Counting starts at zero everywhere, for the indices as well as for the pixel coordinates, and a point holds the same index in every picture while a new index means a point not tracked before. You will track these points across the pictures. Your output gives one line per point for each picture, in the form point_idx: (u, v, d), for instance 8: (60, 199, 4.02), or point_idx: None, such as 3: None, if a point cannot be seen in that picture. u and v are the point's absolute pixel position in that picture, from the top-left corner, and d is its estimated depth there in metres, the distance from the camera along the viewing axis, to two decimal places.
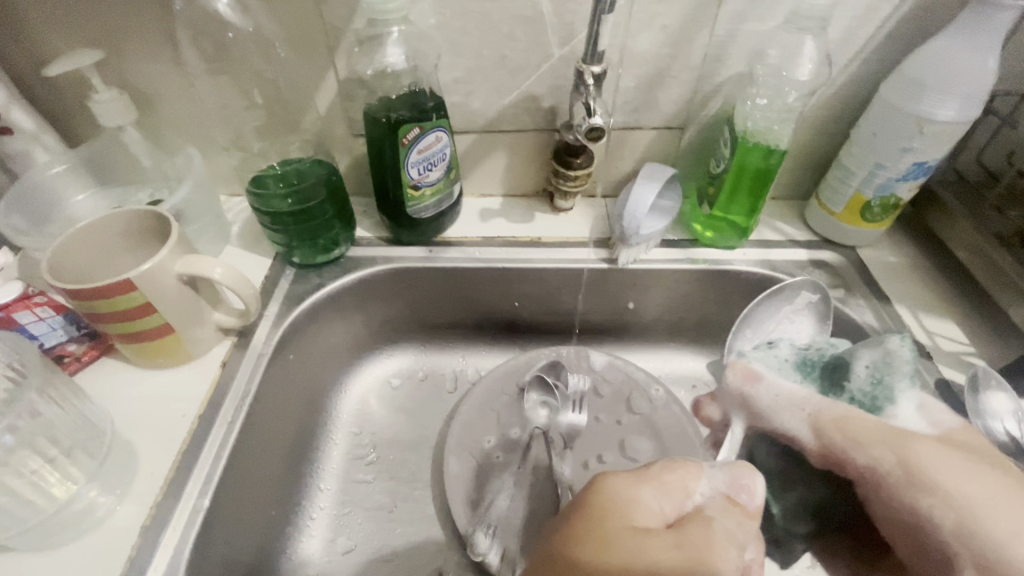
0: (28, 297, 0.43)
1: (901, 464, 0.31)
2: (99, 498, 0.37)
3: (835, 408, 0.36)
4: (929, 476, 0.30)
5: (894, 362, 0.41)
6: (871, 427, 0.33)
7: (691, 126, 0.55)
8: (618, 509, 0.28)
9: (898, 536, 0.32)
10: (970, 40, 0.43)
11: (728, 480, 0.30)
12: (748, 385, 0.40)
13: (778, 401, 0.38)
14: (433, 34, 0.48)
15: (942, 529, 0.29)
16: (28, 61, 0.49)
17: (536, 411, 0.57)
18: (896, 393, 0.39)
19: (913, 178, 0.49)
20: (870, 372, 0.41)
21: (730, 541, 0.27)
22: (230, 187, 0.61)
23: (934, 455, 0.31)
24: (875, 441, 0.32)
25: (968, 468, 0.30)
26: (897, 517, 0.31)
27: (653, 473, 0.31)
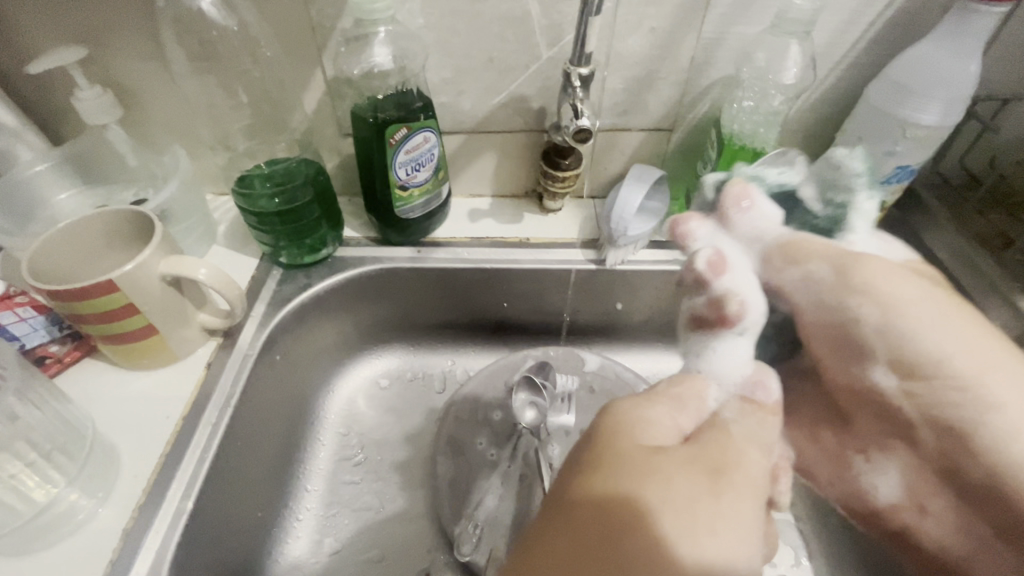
0: (9, 298, 0.42)
1: (838, 272, 0.34)
2: (81, 501, 0.36)
3: (789, 232, 0.36)
4: (864, 279, 0.33)
5: (852, 171, 0.39)
6: (823, 249, 0.35)
7: (678, 128, 0.56)
8: (636, 425, 0.28)
9: (827, 346, 0.37)
10: (953, 46, 0.43)
11: (740, 382, 0.32)
12: (736, 207, 0.37)
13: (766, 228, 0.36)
14: (422, 34, 0.48)
15: (872, 327, 0.33)
16: (9, 56, 0.48)
17: (524, 411, 0.55)
18: (853, 212, 0.38)
19: (897, 182, 0.50)
20: (821, 192, 0.39)
21: (749, 438, 0.29)
22: (217, 185, 0.60)
23: (881, 271, 0.33)
24: (816, 256, 0.35)
25: (928, 292, 0.33)
26: (827, 327, 0.36)
27: (663, 392, 0.31)
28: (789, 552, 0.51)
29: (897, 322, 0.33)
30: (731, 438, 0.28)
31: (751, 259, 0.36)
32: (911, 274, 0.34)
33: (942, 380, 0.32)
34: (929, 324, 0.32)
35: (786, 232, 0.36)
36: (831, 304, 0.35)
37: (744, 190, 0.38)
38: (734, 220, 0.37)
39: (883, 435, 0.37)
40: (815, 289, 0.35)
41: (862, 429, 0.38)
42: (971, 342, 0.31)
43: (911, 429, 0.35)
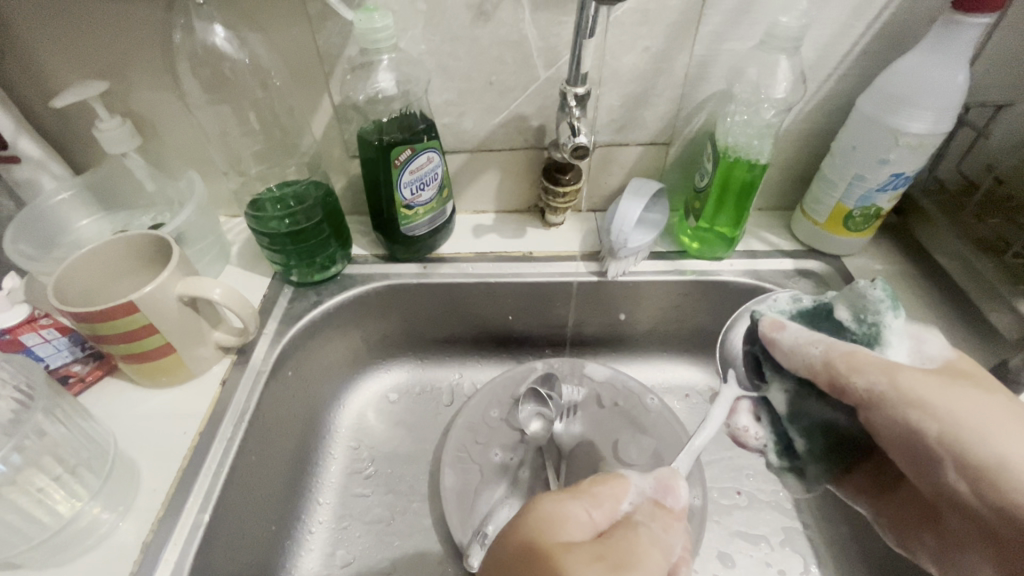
0: (34, 320, 0.44)
1: (893, 386, 0.34)
2: (103, 515, 0.38)
3: (846, 344, 0.37)
4: (915, 392, 0.33)
5: (878, 299, 0.41)
6: (869, 359, 0.35)
7: (675, 142, 0.57)
8: (550, 522, 0.31)
9: (897, 452, 0.35)
10: (939, 57, 0.44)
11: (653, 485, 0.34)
12: (772, 333, 0.41)
13: (800, 344, 0.39)
14: (424, 59, 0.50)
15: (932, 440, 0.32)
16: (34, 91, 0.50)
17: (530, 421, 0.57)
18: (886, 328, 0.40)
19: (892, 189, 0.50)
20: (853, 312, 0.41)
21: (654, 541, 0.30)
22: (230, 208, 0.63)
23: (921, 384, 0.33)
24: (869, 365, 0.35)
25: (978, 401, 0.32)
26: (893, 431, 0.34)
27: (585, 488, 0.34)
28: (799, 560, 0.51)
29: (955, 432, 0.31)
30: (639, 535, 0.30)
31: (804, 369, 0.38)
32: (960, 385, 0.33)
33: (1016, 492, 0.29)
34: (989, 425, 0.31)
35: (845, 345, 0.37)
36: (896, 416, 0.33)
37: (776, 321, 0.42)
38: (778, 339, 0.40)
39: (976, 543, 0.33)
40: (878, 402, 0.34)
41: (954, 534, 0.35)
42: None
43: (996, 536, 0.31)
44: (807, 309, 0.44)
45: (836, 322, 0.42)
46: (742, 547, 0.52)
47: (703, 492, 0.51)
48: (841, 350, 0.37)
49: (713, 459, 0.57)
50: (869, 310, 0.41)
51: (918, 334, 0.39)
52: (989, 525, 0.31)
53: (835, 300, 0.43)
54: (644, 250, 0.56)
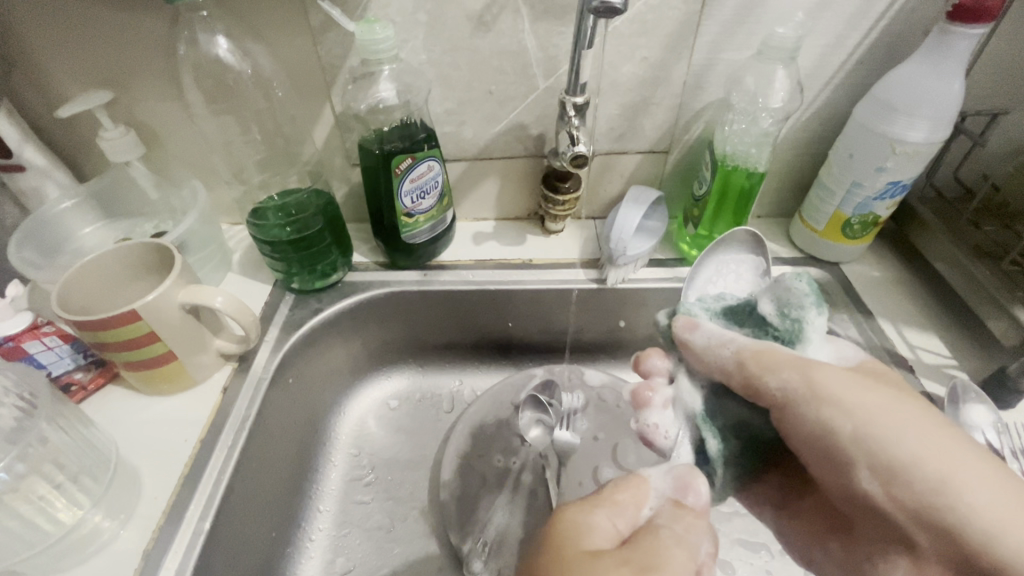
0: (37, 328, 0.44)
1: (807, 384, 0.32)
2: (105, 522, 0.38)
3: (755, 343, 0.36)
4: (830, 388, 0.32)
5: (801, 293, 0.37)
6: (787, 357, 0.34)
7: (674, 149, 0.57)
8: (571, 534, 0.31)
9: (806, 454, 0.33)
10: (934, 66, 0.44)
11: (672, 485, 0.34)
12: (687, 334, 0.40)
13: (711, 340, 0.38)
14: (424, 69, 0.51)
15: (848, 436, 0.31)
16: (40, 102, 0.51)
17: (530, 428, 0.58)
18: (808, 327, 0.37)
19: (890, 197, 0.51)
20: (777, 307, 0.38)
21: (677, 543, 0.30)
22: (232, 215, 0.63)
23: (841, 380, 0.32)
24: (782, 365, 0.33)
25: (884, 398, 0.31)
26: (804, 435, 0.33)
27: (607, 496, 0.34)
28: (799, 567, 0.51)
29: (872, 430, 0.30)
30: (661, 538, 0.30)
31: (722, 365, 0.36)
32: (868, 382, 0.32)
33: (956, 497, 0.28)
34: (893, 421, 0.30)
35: (753, 341, 0.36)
36: (806, 415, 0.32)
37: (692, 319, 0.41)
38: (691, 340, 0.39)
39: (882, 547, 0.32)
40: (793, 405, 0.33)
41: (867, 546, 0.34)
42: (985, 455, 0.29)
43: (907, 536, 0.30)
44: (731, 306, 0.43)
45: (763, 315, 0.39)
46: (742, 555, 0.52)
47: None
48: (747, 347, 0.36)
49: None
50: (791, 304, 0.38)
51: (834, 333, 0.39)
52: (903, 528, 0.30)
53: (761, 295, 0.40)
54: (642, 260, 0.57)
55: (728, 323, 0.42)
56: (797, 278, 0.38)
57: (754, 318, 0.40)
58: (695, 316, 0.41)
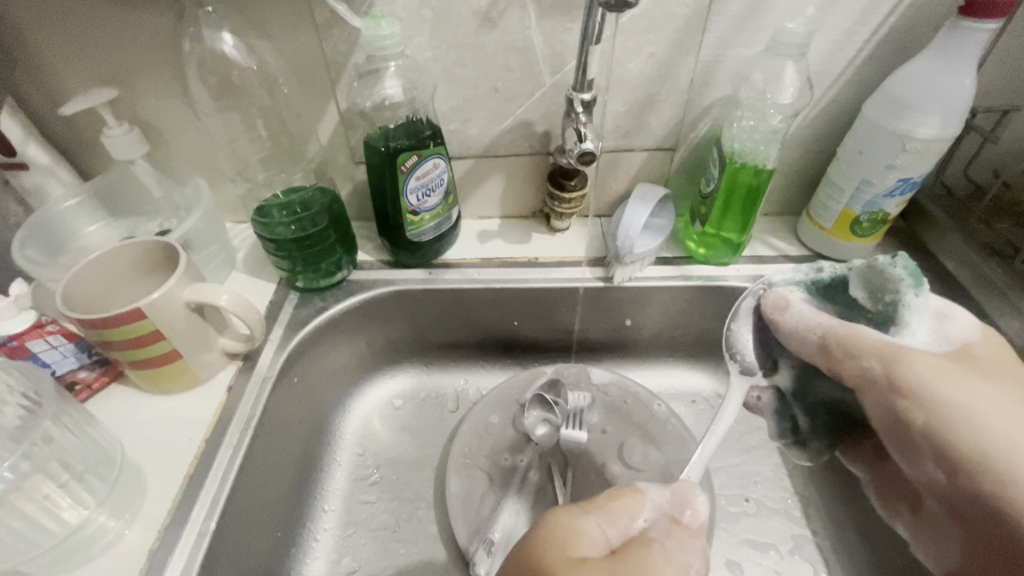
0: (41, 326, 0.44)
1: (886, 368, 0.35)
2: (110, 523, 0.38)
3: (845, 325, 0.39)
4: (909, 379, 0.34)
5: (895, 276, 0.39)
6: (869, 341, 0.37)
7: (681, 147, 0.57)
8: (562, 538, 0.31)
9: (887, 432, 0.37)
10: (946, 62, 0.44)
11: (672, 498, 0.33)
12: (774, 312, 0.42)
13: (799, 323, 0.41)
14: (430, 65, 0.50)
15: (919, 426, 0.34)
16: (44, 99, 0.51)
17: (536, 428, 0.57)
18: (905, 308, 0.39)
19: (900, 194, 0.50)
20: (867, 290, 0.41)
21: (669, 562, 0.29)
22: (236, 214, 0.63)
23: (929, 371, 0.34)
24: (869, 351, 0.36)
25: (978, 386, 0.33)
26: (885, 416, 0.36)
27: (599, 503, 0.33)
28: (808, 568, 0.50)
29: (941, 420, 0.33)
30: (651, 553, 0.30)
31: (809, 345, 0.40)
32: (971, 374, 0.34)
33: (992, 474, 0.31)
34: (979, 405, 0.32)
35: (842, 324, 0.39)
36: (892, 400, 0.35)
37: (782, 298, 0.43)
38: (779, 320, 0.42)
39: (947, 524, 0.36)
40: (870, 386, 0.36)
41: (930, 516, 0.38)
42: (1016, 425, 0.31)
43: (960, 510, 0.34)
44: (823, 281, 0.43)
45: (851, 297, 0.42)
46: (750, 555, 0.51)
47: (710, 498, 0.51)
48: (840, 331, 0.39)
49: (720, 466, 0.57)
50: (879, 287, 0.40)
51: (942, 308, 0.38)
52: (956, 502, 0.34)
53: (851, 275, 0.42)
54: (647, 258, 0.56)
55: (835, 303, 0.42)
56: (890, 260, 0.40)
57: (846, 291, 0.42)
58: (786, 293, 0.43)
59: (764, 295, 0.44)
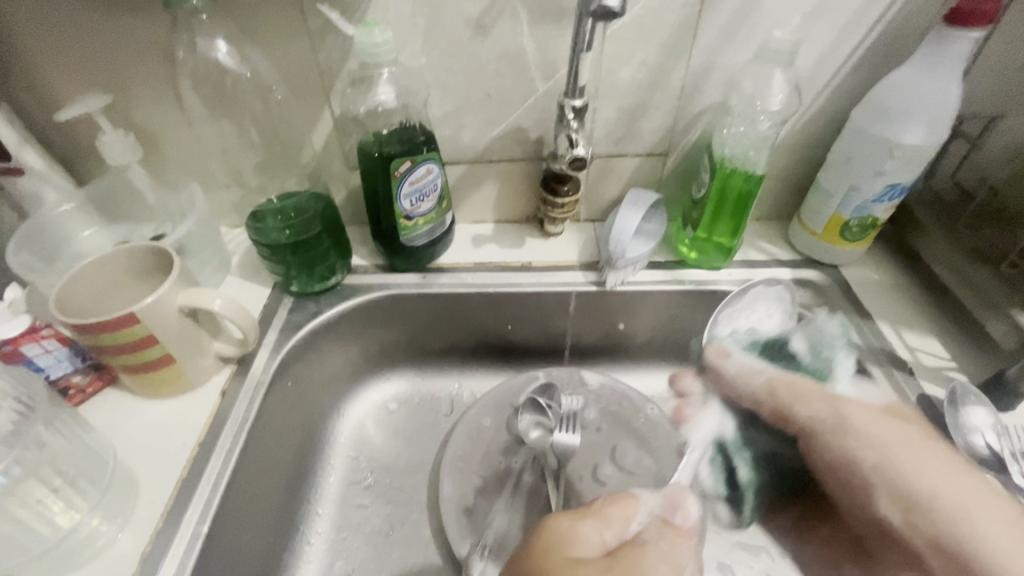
0: (36, 331, 0.44)
1: (834, 414, 0.42)
2: (102, 527, 0.38)
3: (785, 376, 0.46)
4: (855, 422, 0.41)
5: (834, 340, 0.51)
6: (812, 402, 0.43)
7: (673, 152, 0.57)
8: (562, 541, 0.31)
9: (837, 477, 0.42)
10: (933, 69, 0.45)
11: (661, 502, 0.35)
12: (719, 360, 0.50)
13: (741, 368, 0.48)
14: (423, 72, 0.51)
15: (867, 465, 0.39)
16: (38, 106, 0.51)
17: (530, 432, 0.57)
18: (836, 363, 0.50)
19: (888, 199, 0.51)
20: (808, 346, 0.51)
21: (663, 560, 0.30)
22: (231, 219, 0.63)
23: (865, 416, 0.41)
24: (815, 398, 0.43)
25: (903, 435, 0.40)
26: (836, 456, 0.41)
27: (596, 508, 0.34)
28: None
29: (890, 461, 0.38)
30: (647, 554, 0.31)
31: (750, 391, 0.47)
32: (892, 421, 0.41)
33: (940, 503, 0.35)
34: (911, 453, 0.38)
35: (779, 372, 0.47)
36: (834, 441, 0.41)
37: (722, 348, 0.51)
38: (722, 365, 0.50)
39: (900, 567, 0.39)
40: (821, 428, 0.42)
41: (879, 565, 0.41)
42: (953, 471, 0.36)
43: (911, 547, 0.37)
44: (766, 341, 0.52)
45: (792, 350, 0.51)
46: (742, 559, 0.52)
47: None
48: (781, 377, 0.46)
49: None
50: (819, 346, 0.51)
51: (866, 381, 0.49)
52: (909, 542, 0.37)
53: (795, 334, 0.52)
54: (639, 263, 0.56)
55: (770, 354, 0.50)
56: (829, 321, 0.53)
57: (783, 347, 0.51)
58: (727, 345, 0.51)
59: (710, 343, 0.52)
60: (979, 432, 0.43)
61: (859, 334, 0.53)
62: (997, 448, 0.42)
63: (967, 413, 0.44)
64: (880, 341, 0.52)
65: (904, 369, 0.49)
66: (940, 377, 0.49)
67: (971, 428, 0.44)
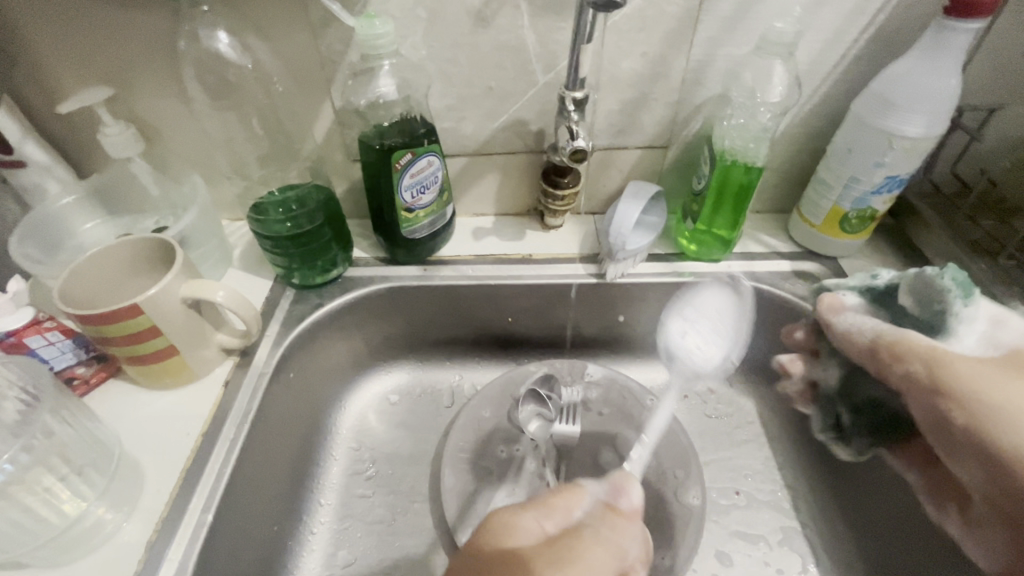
0: (38, 323, 0.45)
1: (930, 372, 0.35)
2: (107, 515, 0.38)
3: (899, 332, 0.39)
4: (955, 379, 0.34)
5: (945, 287, 0.39)
6: (917, 345, 0.37)
7: (674, 144, 0.58)
8: (498, 532, 0.32)
9: (930, 432, 0.36)
10: (932, 61, 0.45)
11: (607, 489, 0.35)
12: (830, 316, 0.44)
13: (850, 326, 0.42)
14: (424, 64, 0.51)
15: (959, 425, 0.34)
16: (40, 99, 0.51)
17: (529, 422, 0.56)
18: (953, 318, 0.38)
19: (887, 191, 0.51)
20: (916, 300, 0.41)
21: (602, 548, 0.31)
22: (232, 211, 0.63)
23: (981, 372, 0.34)
24: (919, 352, 0.36)
25: (1021, 389, 0.33)
26: (928, 414, 0.36)
27: (540, 498, 0.34)
28: (796, 559, 0.51)
29: (985, 420, 0.33)
30: (586, 542, 0.31)
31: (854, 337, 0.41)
32: (1019, 377, 0.34)
33: None
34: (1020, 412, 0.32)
35: (873, 331, 0.41)
36: (929, 401, 0.35)
37: (836, 299, 0.45)
38: (835, 322, 0.44)
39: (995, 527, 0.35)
40: (915, 388, 0.36)
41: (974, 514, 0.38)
42: None
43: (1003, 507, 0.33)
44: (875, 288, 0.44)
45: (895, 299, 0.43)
46: (741, 547, 0.52)
47: (701, 491, 0.52)
48: (874, 334, 0.40)
49: (711, 459, 0.58)
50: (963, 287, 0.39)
51: (1001, 315, 0.38)
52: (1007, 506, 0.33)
53: (902, 284, 0.42)
54: (639, 255, 0.57)
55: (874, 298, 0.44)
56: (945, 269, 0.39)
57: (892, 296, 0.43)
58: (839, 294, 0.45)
59: (823, 296, 0.46)
60: None
61: None
62: None
63: None
64: None
65: None
66: None
67: None
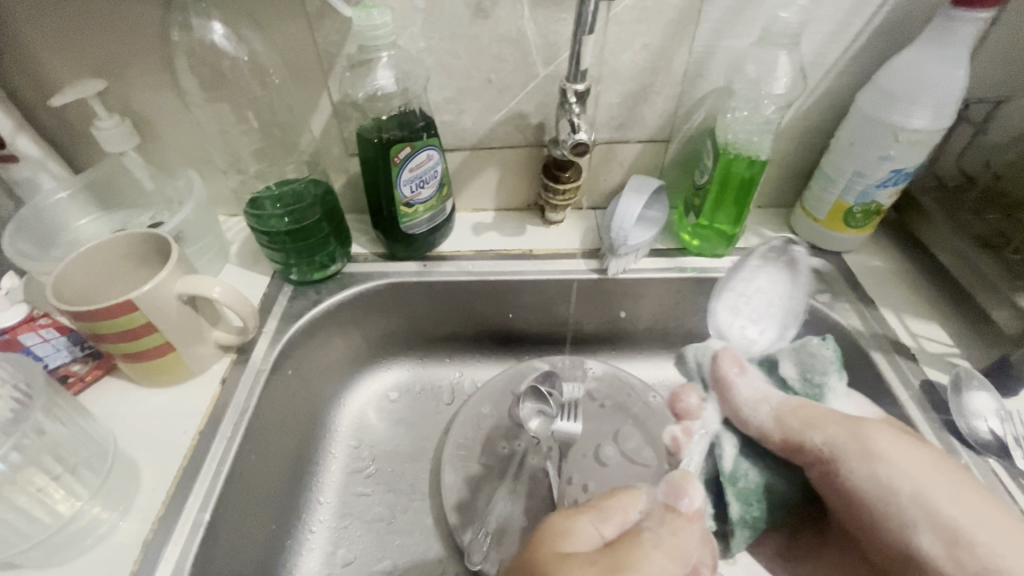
0: (33, 320, 0.44)
1: (853, 438, 0.37)
2: (103, 514, 0.38)
3: (794, 399, 0.42)
4: (879, 451, 0.36)
5: (825, 364, 0.46)
6: (820, 418, 0.39)
7: (675, 139, 0.57)
8: (556, 534, 0.31)
9: (859, 505, 0.37)
10: (939, 53, 0.44)
11: (665, 488, 0.34)
12: (729, 377, 0.44)
13: (754, 393, 0.42)
14: (423, 57, 0.50)
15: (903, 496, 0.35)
16: (33, 92, 0.50)
17: (531, 420, 0.55)
18: (827, 390, 0.45)
19: (893, 184, 0.50)
20: (798, 370, 0.46)
21: (661, 547, 0.30)
22: (229, 207, 0.63)
23: (886, 436, 0.37)
24: (827, 422, 0.39)
25: (929, 467, 0.35)
26: (866, 485, 0.36)
27: (595, 502, 0.34)
28: None
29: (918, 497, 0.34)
30: (644, 541, 0.30)
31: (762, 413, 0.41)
32: (910, 443, 0.37)
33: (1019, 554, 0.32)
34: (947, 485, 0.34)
35: (779, 401, 0.42)
36: (854, 467, 0.37)
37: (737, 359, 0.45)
38: (733, 383, 0.44)
39: None
40: (834, 458, 0.38)
41: None
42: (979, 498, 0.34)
43: None
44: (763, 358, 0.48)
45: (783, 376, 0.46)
46: None
47: None
48: (779, 406, 0.41)
49: None
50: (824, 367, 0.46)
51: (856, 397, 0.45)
52: None
53: (786, 354, 0.47)
54: (643, 249, 0.57)
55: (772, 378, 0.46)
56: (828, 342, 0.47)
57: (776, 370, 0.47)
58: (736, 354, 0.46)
59: (721, 352, 0.46)
60: (982, 417, 0.44)
61: (861, 320, 0.53)
62: (999, 432, 0.43)
63: (971, 398, 0.45)
64: (882, 327, 0.52)
65: (907, 355, 0.49)
66: (943, 363, 0.49)
67: (975, 413, 0.44)
